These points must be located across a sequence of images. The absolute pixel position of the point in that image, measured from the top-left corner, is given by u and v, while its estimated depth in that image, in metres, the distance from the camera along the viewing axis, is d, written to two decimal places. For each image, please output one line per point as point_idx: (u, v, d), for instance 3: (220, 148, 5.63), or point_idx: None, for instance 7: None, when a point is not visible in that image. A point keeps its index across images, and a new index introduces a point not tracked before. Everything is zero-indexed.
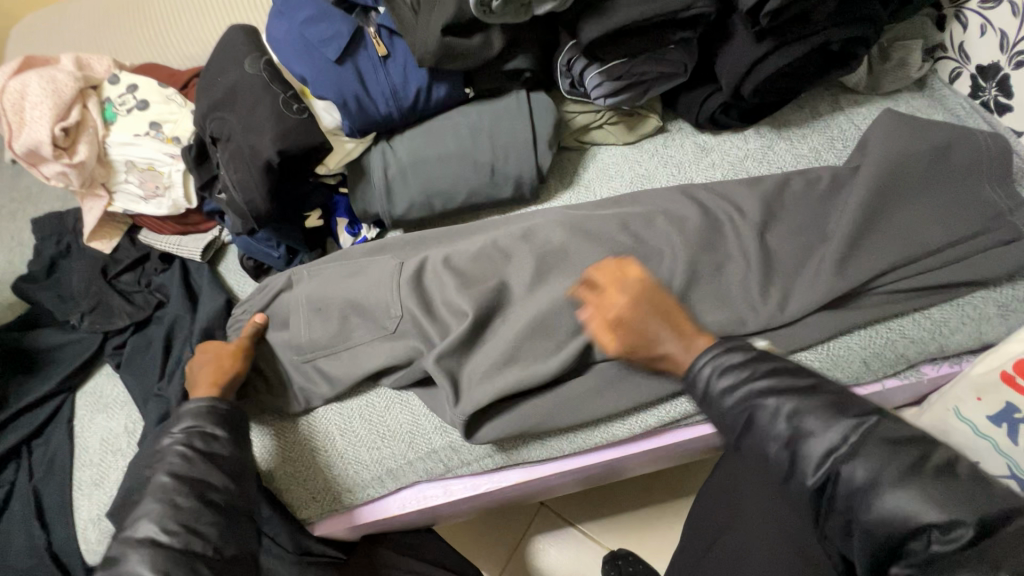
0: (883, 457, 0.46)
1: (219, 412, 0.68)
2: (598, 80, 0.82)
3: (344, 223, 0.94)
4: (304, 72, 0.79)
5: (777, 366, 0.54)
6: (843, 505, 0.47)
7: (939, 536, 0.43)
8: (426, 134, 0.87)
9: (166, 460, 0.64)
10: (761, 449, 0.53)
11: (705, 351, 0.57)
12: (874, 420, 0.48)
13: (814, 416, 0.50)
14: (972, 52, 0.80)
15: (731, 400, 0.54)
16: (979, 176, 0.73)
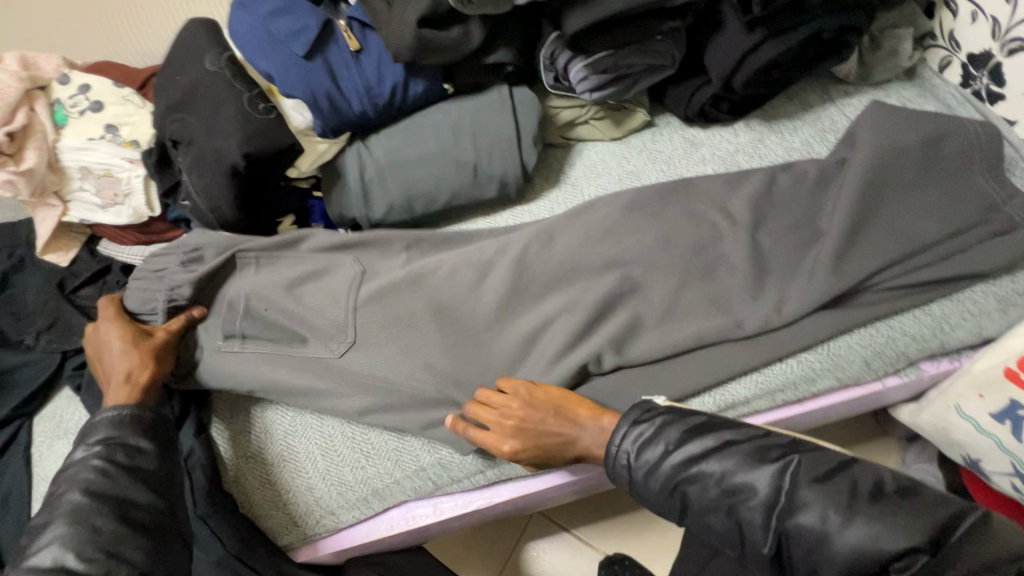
0: (819, 499, 0.51)
1: (143, 421, 0.66)
2: (585, 74, 0.78)
3: (320, 229, 0.89)
4: (270, 68, 0.74)
5: (685, 431, 0.60)
6: (797, 560, 0.52)
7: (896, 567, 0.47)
8: (404, 133, 0.82)
9: (81, 476, 0.61)
10: (706, 521, 0.58)
11: (617, 435, 0.62)
12: (788, 464, 0.54)
13: (736, 474, 0.55)
14: (963, 40, 0.79)
15: (660, 478, 0.59)
16: (973, 168, 0.72)
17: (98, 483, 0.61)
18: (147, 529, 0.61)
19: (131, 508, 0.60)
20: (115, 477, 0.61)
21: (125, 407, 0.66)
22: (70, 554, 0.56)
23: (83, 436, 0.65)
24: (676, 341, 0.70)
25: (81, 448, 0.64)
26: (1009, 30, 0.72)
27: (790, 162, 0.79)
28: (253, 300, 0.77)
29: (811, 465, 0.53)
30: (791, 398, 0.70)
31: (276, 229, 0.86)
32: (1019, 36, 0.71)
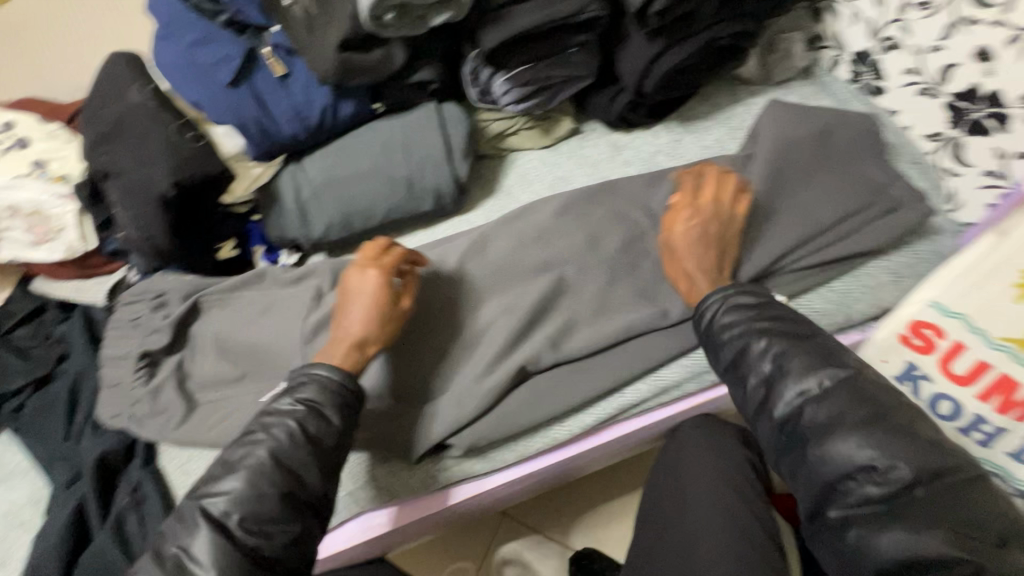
0: (847, 402, 0.58)
1: (342, 398, 0.64)
2: (507, 87, 0.81)
3: (261, 250, 0.90)
4: (197, 97, 0.76)
5: (781, 315, 0.65)
6: (807, 432, 0.59)
7: (875, 479, 0.55)
8: (336, 153, 0.84)
9: (273, 432, 0.62)
10: (741, 382, 0.64)
11: (725, 290, 0.67)
12: (849, 373, 0.60)
13: (797, 360, 0.61)
14: (847, 40, 0.86)
15: (729, 336, 0.65)
16: (862, 155, 0.79)
17: (281, 445, 0.61)
18: (304, 505, 0.60)
19: (297, 488, 0.60)
20: (299, 445, 0.61)
21: (338, 372, 0.65)
22: (235, 514, 0.58)
23: (290, 383, 0.65)
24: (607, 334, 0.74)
25: (287, 397, 0.64)
26: (882, 30, 0.79)
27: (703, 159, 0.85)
28: (206, 333, 0.82)
29: (864, 383, 0.59)
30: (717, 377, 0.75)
31: (215, 254, 0.87)
32: (891, 35, 0.79)
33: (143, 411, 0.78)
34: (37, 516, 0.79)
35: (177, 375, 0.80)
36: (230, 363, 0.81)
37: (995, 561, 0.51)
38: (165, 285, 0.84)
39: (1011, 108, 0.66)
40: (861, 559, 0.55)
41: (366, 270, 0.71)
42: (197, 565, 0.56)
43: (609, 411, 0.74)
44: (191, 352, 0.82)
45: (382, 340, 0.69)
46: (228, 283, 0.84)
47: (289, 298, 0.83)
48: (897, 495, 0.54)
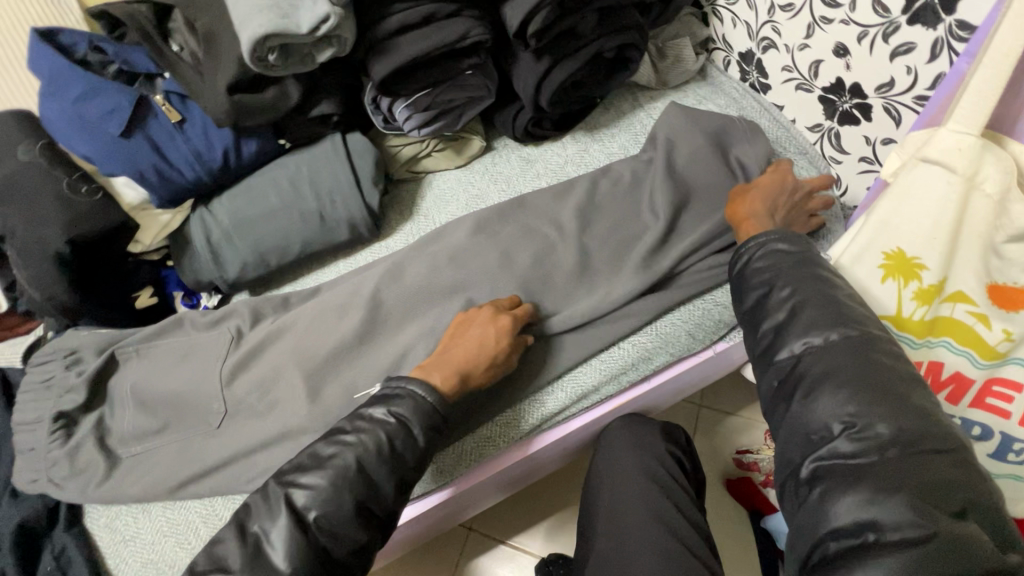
0: (847, 359, 0.51)
1: (433, 416, 0.62)
2: (408, 113, 0.83)
3: (180, 296, 0.90)
4: (89, 150, 0.75)
5: (811, 263, 0.58)
6: (801, 379, 0.52)
7: (849, 434, 0.47)
8: (244, 193, 0.84)
9: (365, 437, 0.59)
10: (755, 325, 0.59)
11: (765, 233, 0.61)
12: (861, 332, 0.52)
13: (813, 310, 0.55)
14: (732, 42, 0.91)
15: (756, 278, 0.60)
16: (752, 151, 0.83)
17: (368, 454, 0.59)
18: (372, 515, 0.59)
19: (371, 500, 0.58)
20: (384, 460, 0.59)
21: (431, 393, 0.63)
22: (314, 509, 0.56)
23: (384, 393, 0.63)
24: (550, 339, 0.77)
25: (380, 406, 0.62)
26: (758, 31, 0.84)
27: (608, 166, 0.88)
28: (124, 386, 0.80)
29: (874, 345, 0.51)
30: (634, 377, 0.77)
31: (133, 304, 0.86)
32: (766, 35, 0.83)
33: (61, 473, 0.75)
34: None
35: (97, 432, 0.78)
36: (150, 414, 0.78)
37: (962, 541, 0.41)
38: (77, 341, 0.82)
39: (870, 98, 0.71)
40: (815, 517, 0.46)
41: (497, 319, 0.71)
42: (272, 552, 0.55)
43: (537, 418, 0.75)
44: (110, 407, 0.80)
45: (484, 377, 0.68)
46: (147, 331, 0.83)
47: (207, 342, 0.82)
48: (868, 452, 0.46)
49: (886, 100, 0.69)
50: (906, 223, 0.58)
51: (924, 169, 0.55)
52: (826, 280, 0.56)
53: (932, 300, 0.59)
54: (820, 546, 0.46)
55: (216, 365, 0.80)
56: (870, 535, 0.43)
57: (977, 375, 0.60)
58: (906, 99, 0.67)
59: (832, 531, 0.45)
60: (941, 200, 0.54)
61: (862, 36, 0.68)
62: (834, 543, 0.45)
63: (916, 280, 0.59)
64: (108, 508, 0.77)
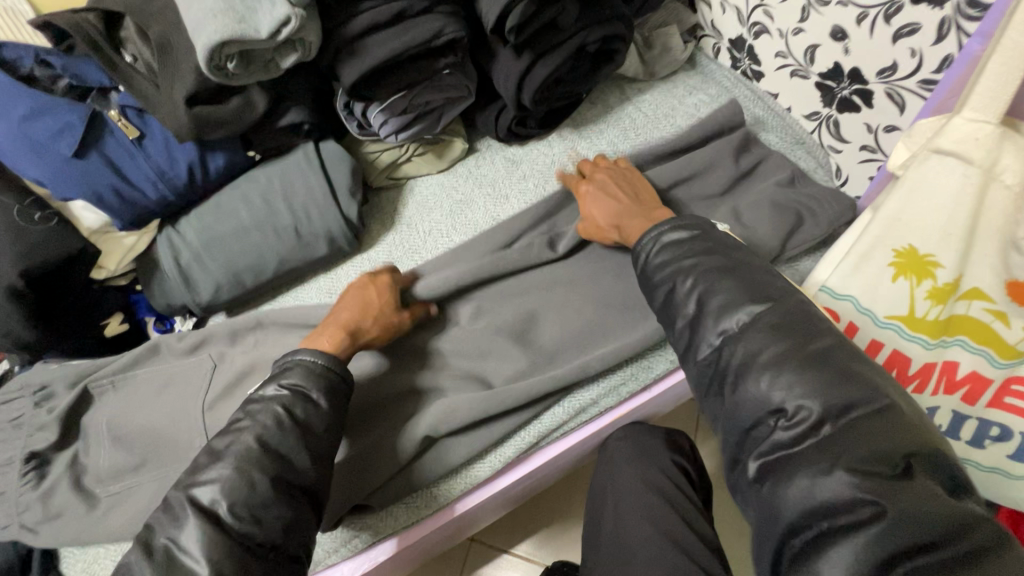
0: (764, 338, 0.46)
1: (330, 378, 0.60)
2: (383, 117, 0.79)
3: (152, 321, 0.85)
4: (38, 174, 0.69)
5: (711, 248, 0.54)
6: (726, 370, 0.47)
7: (782, 423, 0.43)
8: (215, 210, 0.79)
9: (257, 417, 0.56)
10: (672, 324, 0.54)
11: (659, 226, 0.58)
12: (772, 307, 0.48)
13: (719, 295, 0.50)
14: (722, 28, 0.87)
15: (659, 273, 0.56)
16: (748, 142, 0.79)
17: (269, 430, 0.55)
18: (298, 491, 0.54)
19: (287, 472, 0.54)
20: (287, 429, 0.55)
21: (323, 356, 0.61)
22: (224, 502, 0.51)
23: (276, 370, 0.61)
24: (485, 409, 0.68)
25: (272, 384, 0.59)
26: (749, 15, 0.79)
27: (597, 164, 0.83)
28: (99, 422, 0.75)
29: (779, 313, 0.47)
30: (633, 388, 0.74)
31: (102, 332, 0.81)
32: (758, 20, 0.79)
33: (34, 517, 0.69)
34: None
35: (72, 473, 0.72)
36: (127, 450, 0.73)
37: (912, 503, 0.37)
38: (49, 375, 0.77)
39: (871, 84, 0.67)
40: (770, 514, 0.42)
41: (375, 282, 0.71)
42: (187, 556, 0.49)
43: (526, 441, 0.72)
44: (85, 444, 0.74)
45: (374, 332, 0.68)
46: (122, 361, 0.78)
47: (184, 370, 0.77)
48: (802, 438, 0.42)
49: (888, 85, 0.65)
50: (916, 218, 0.56)
51: (936, 161, 0.54)
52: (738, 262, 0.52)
53: (946, 299, 0.56)
54: (785, 545, 0.41)
55: (195, 394, 0.75)
56: (822, 523, 0.39)
57: (995, 376, 0.57)
58: (909, 83, 0.63)
59: (789, 527, 0.40)
60: (957, 194, 0.53)
61: (862, 18, 0.64)
62: (798, 539, 0.40)
63: (930, 278, 0.56)
64: (87, 552, 0.72)
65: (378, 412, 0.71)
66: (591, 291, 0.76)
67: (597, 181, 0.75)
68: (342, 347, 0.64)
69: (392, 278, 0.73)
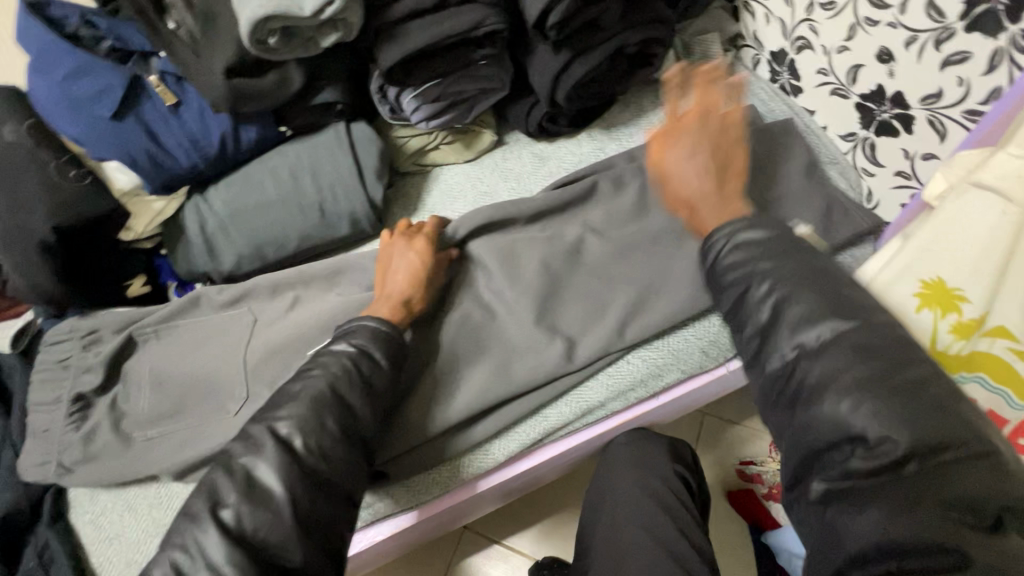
0: (846, 361, 0.46)
1: (393, 342, 0.63)
2: (416, 104, 0.79)
3: (174, 286, 0.86)
4: (76, 132, 0.71)
5: (778, 246, 0.54)
6: (797, 386, 0.48)
7: (862, 452, 0.43)
8: (241, 182, 0.80)
9: (329, 367, 0.59)
10: (739, 329, 0.54)
11: (729, 225, 0.56)
12: (856, 325, 0.47)
13: (795, 306, 0.50)
14: (764, 40, 0.85)
15: (730, 272, 0.55)
16: (776, 160, 0.79)
17: (340, 379, 0.58)
18: (355, 437, 0.58)
19: (352, 421, 0.58)
20: (353, 383, 0.59)
21: (386, 323, 0.64)
22: (298, 436, 0.55)
23: (342, 330, 0.64)
24: (495, 392, 0.71)
25: (341, 341, 0.62)
26: (794, 30, 0.78)
27: (616, 164, 0.85)
28: (141, 367, 0.77)
29: (869, 335, 0.47)
30: (642, 395, 0.74)
31: (124, 293, 0.82)
32: (802, 34, 0.77)
33: (70, 457, 0.72)
34: None
35: (112, 416, 0.74)
36: (143, 410, 0.75)
37: (1002, 560, 0.37)
38: (96, 321, 0.78)
39: (913, 109, 0.66)
40: (832, 539, 0.44)
41: (415, 244, 0.74)
42: (263, 481, 0.52)
43: (530, 435, 0.73)
44: (124, 389, 0.76)
45: (424, 297, 0.71)
46: (166, 311, 0.79)
47: (214, 332, 0.78)
48: (882, 476, 0.43)
49: (930, 112, 0.64)
50: (943, 255, 0.58)
51: (975, 194, 0.56)
52: (814, 262, 0.52)
53: (970, 334, 0.56)
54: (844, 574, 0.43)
55: (235, 344, 0.77)
56: (895, 562, 0.40)
57: (1011, 417, 0.54)
58: (953, 112, 0.62)
59: (851, 558, 0.42)
60: (991, 229, 0.54)
61: (911, 41, 0.63)
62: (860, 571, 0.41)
63: (955, 312, 0.57)
64: (95, 503, 0.75)
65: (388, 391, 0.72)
66: (607, 295, 0.76)
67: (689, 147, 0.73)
68: (403, 316, 0.68)
69: (433, 235, 0.77)
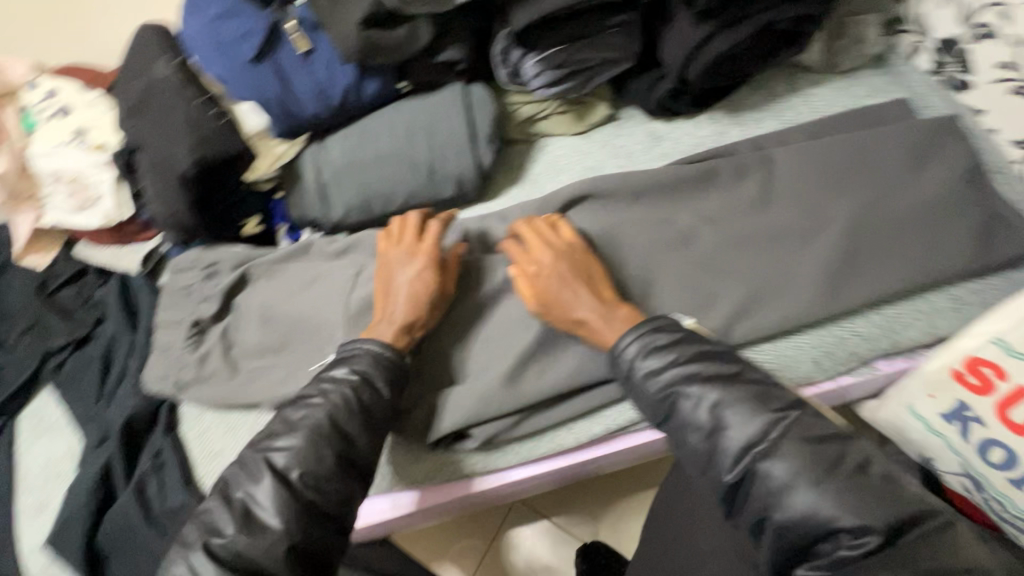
0: (796, 456, 0.53)
1: (394, 366, 0.65)
2: (538, 69, 0.77)
3: (284, 229, 0.90)
4: (220, 72, 0.75)
5: (703, 349, 0.61)
6: (761, 492, 0.54)
7: (849, 540, 0.50)
8: (359, 134, 0.82)
9: (330, 396, 0.62)
10: (683, 438, 0.59)
11: (633, 331, 0.63)
12: (789, 420, 0.56)
13: (733, 409, 0.56)
14: (931, 23, 0.77)
15: (656, 384, 0.60)
16: (917, 167, 0.73)
17: (339, 411, 0.61)
18: (350, 469, 0.60)
19: (349, 452, 0.61)
20: (354, 413, 0.61)
21: (389, 347, 0.65)
22: (296, 469, 0.58)
23: (342, 355, 0.66)
24: (588, 372, 0.70)
25: (342, 366, 0.64)
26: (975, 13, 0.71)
27: (737, 150, 0.79)
28: (252, 302, 0.81)
29: (805, 428, 0.55)
30: None
31: (240, 230, 0.87)
32: (985, 22, 0.70)
33: (186, 375, 0.78)
34: (73, 468, 0.85)
35: (223, 343, 0.80)
36: (251, 341, 0.80)
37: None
38: (216, 256, 0.83)
39: None
40: None
41: (420, 252, 0.70)
42: (261, 512, 0.56)
43: (621, 420, 0.72)
44: (235, 320, 0.81)
45: (429, 318, 0.69)
46: (276, 255, 0.83)
47: (319, 277, 0.81)
48: (865, 557, 0.49)
49: None
50: None
51: None
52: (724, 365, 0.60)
53: None
54: None
55: (338, 296, 0.78)
56: None
57: None
58: None
59: None
60: None
61: None
62: None
63: None
64: (201, 419, 0.81)
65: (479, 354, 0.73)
66: (715, 288, 0.72)
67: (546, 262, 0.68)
68: (400, 342, 0.67)
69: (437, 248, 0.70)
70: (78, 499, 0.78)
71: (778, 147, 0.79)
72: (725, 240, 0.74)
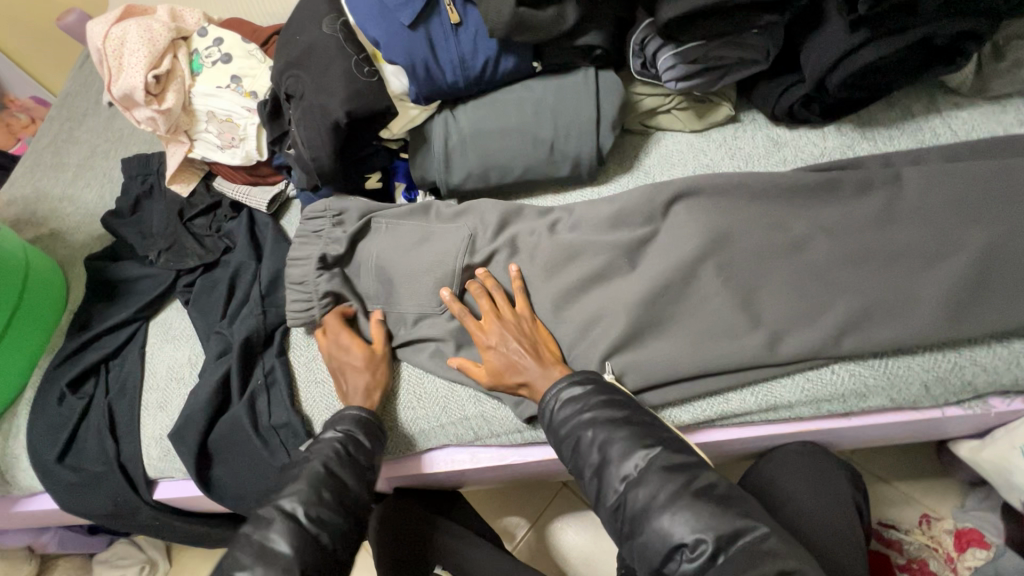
0: (657, 482, 0.62)
1: (371, 422, 0.75)
2: (672, 62, 0.79)
3: (402, 188, 0.96)
4: (377, 34, 0.80)
5: (605, 399, 0.68)
6: (629, 516, 0.63)
7: (689, 553, 0.58)
8: (489, 107, 0.87)
9: (321, 451, 0.71)
10: (580, 472, 0.68)
11: (558, 385, 0.70)
12: (659, 450, 0.64)
13: (615, 445, 0.65)
14: None
15: (563, 428, 0.69)
16: None
17: (331, 459, 0.71)
18: (350, 508, 0.70)
19: (344, 492, 0.70)
20: (343, 462, 0.71)
21: (365, 411, 0.75)
22: (302, 509, 0.67)
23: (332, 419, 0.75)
24: (684, 360, 0.72)
25: (329, 429, 0.74)
26: None
27: (864, 164, 0.78)
28: (370, 250, 0.87)
29: (671, 456, 0.63)
30: (837, 409, 0.71)
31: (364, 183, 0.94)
32: None
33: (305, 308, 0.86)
34: (192, 375, 0.95)
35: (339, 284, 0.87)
36: (364, 285, 0.86)
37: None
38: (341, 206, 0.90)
39: None
40: None
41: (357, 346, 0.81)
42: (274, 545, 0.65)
43: (713, 412, 0.73)
44: (351, 264, 0.87)
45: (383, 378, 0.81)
46: (394, 213, 0.88)
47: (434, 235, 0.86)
48: (703, 564, 0.57)
49: None
50: None
51: None
52: (626, 405, 0.68)
53: None
54: None
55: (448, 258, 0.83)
56: None
57: None
58: None
59: None
60: None
61: None
62: None
63: None
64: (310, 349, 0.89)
65: (579, 325, 0.78)
66: (825, 297, 0.72)
67: (494, 333, 0.76)
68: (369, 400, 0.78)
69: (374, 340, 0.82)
70: (197, 402, 0.87)
71: (911, 166, 0.77)
72: (843, 252, 0.73)
